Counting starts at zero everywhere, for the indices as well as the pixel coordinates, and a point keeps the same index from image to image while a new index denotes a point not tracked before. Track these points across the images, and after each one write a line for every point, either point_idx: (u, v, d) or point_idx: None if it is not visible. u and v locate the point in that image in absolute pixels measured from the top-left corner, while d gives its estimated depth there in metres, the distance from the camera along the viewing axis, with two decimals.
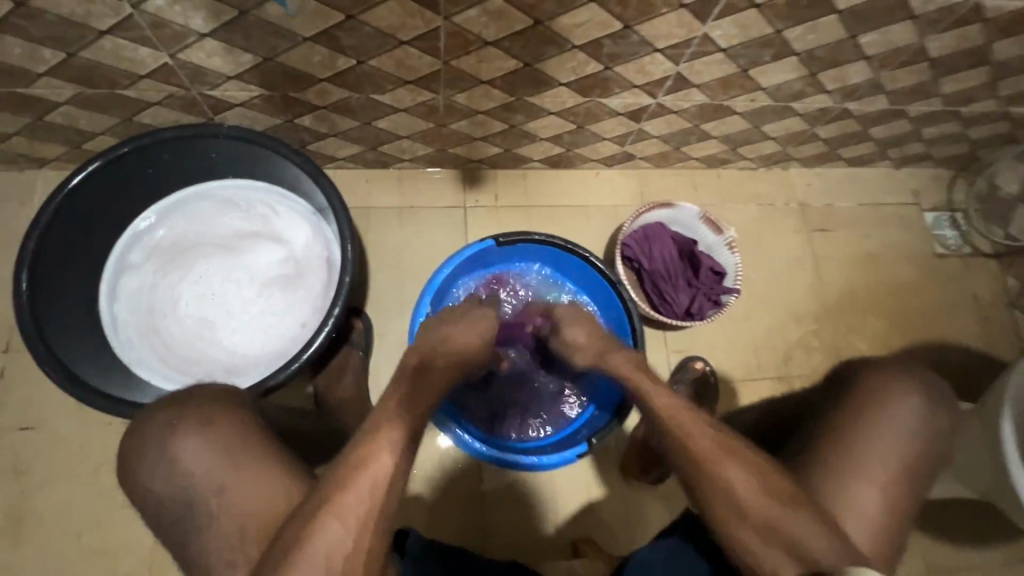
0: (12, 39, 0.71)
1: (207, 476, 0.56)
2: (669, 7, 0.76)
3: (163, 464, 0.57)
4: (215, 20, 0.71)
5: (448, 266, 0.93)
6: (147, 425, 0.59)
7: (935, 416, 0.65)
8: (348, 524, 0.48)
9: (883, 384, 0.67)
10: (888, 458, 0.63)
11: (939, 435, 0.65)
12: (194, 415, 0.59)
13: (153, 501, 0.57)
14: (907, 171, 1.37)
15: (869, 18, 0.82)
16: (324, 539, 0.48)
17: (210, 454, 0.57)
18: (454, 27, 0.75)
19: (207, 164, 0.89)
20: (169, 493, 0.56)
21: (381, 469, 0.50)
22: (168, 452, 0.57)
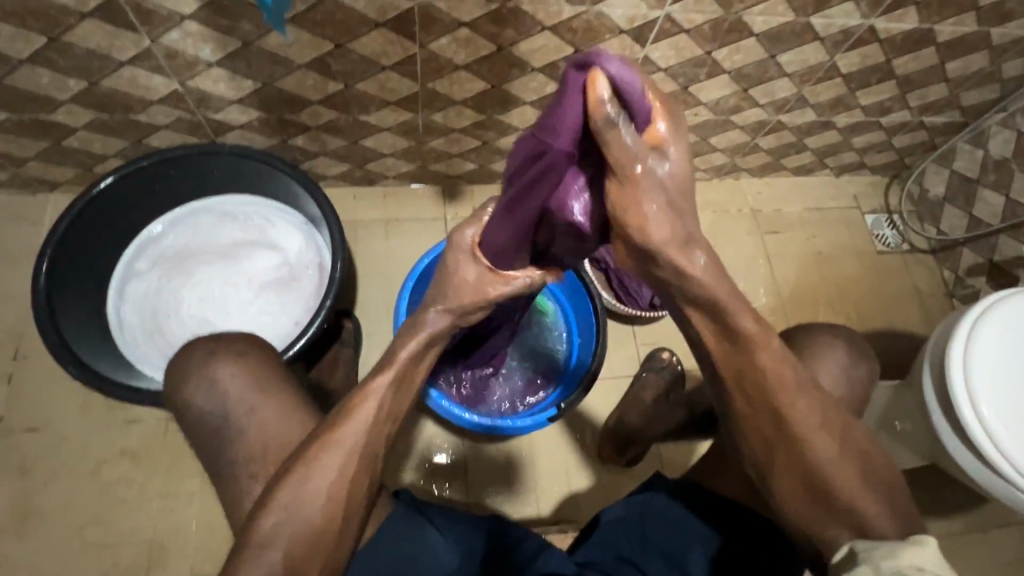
0: (41, 70, 0.82)
1: (240, 397, 0.63)
2: (612, 33, 0.89)
3: (204, 383, 0.64)
4: (222, 51, 0.82)
5: (429, 256, 1.02)
6: (191, 353, 0.66)
7: (859, 368, 0.73)
8: (334, 459, 0.56)
9: (816, 337, 0.75)
10: None
11: (863, 380, 0.73)
12: (234, 347, 0.67)
13: (192, 417, 0.65)
14: (847, 178, 1.51)
15: (783, 40, 0.96)
16: (316, 470, 0.55)
17: (245, 379, 0.64)
18: (429, 53, 0.88)
19: (211, 180, 0.99)
20: (207, 409, 0.64)
21: (366, 414, 0.57)
22: (209, 373, 0.65)
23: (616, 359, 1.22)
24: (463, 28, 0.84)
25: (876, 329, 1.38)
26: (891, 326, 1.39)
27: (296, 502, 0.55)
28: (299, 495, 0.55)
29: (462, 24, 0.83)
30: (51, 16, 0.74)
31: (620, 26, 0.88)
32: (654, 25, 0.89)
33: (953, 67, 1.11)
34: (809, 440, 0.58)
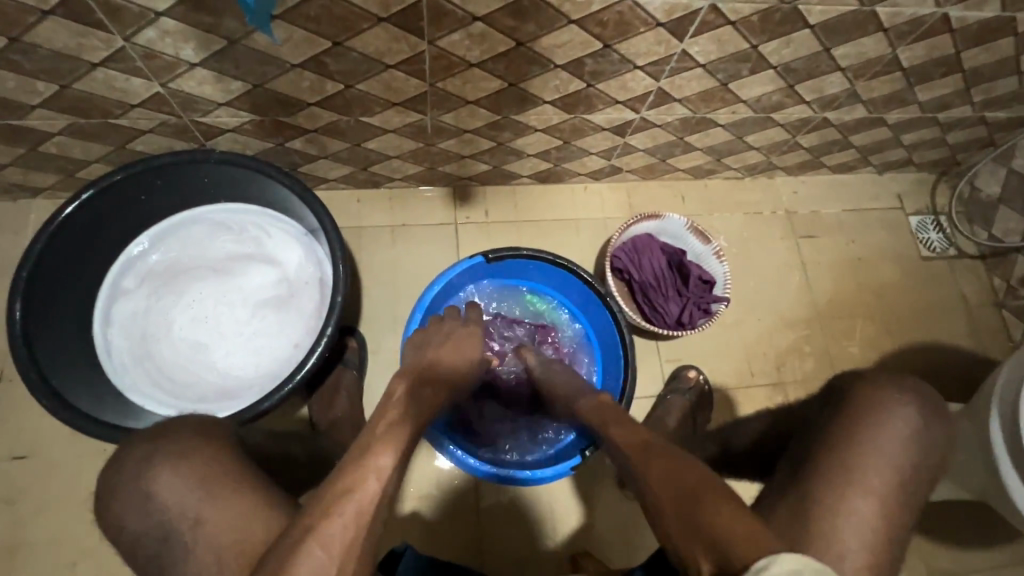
0: (5, 73, 0.73)
1: (178, 510, 0.54)
2: (647, 26, 0.78)
3: (137, 498, 0.55)
4: (205, 50, 0.73)
5: (440, 283, 0.94)
6: (126, 457, 0.57)
7: (928, 425, 0.64)
8: (331, 553, 0.46)
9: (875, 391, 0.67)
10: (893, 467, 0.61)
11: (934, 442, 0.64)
12: (163, 450, 0.57)
13: (132, 532, 0.55)
14: (890, 176, 1.40)
15: (842, 31, 0.84)
16: (307, 566, 0.45)
17: (184, 486, 0.55)
18: (439, 50, 0.77)
19: (200, 189, 0.91)
20: (142, 529, 0.54)
21: (368, 494, 0.50)
22: (141, 489, 0.55)
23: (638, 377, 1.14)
24: (477, 22, 0.73)
25: (918, 342, 1.28)
26: (935, 339, 1.29)
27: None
28: None
29: (476, 18, 0.72)
30: (7, 14, 0.64)
31: (657, 18, 0.77)
32: (696, 16, 0.77)
33: None
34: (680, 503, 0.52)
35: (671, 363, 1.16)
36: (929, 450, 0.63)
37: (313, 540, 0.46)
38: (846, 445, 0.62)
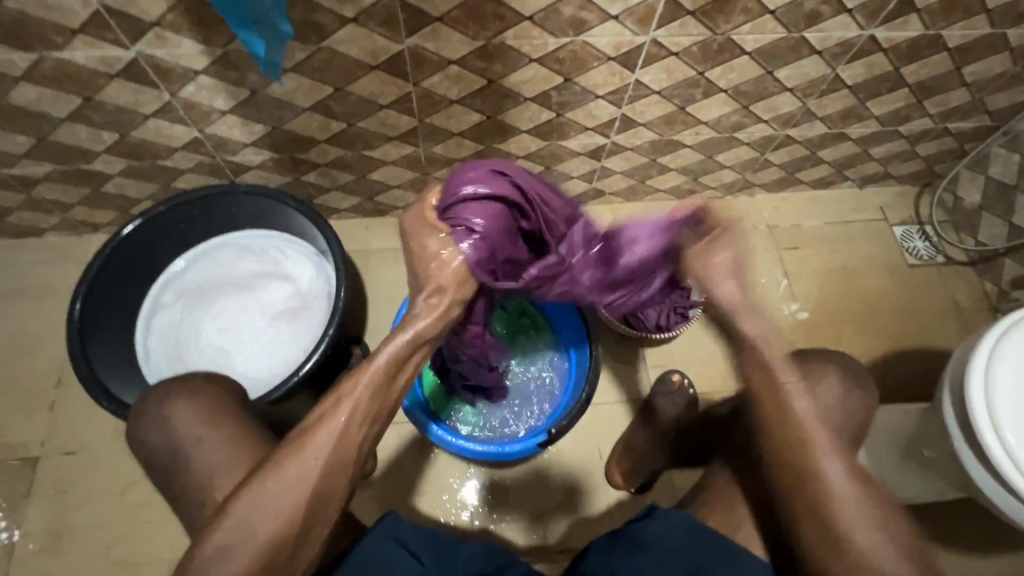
0: (79, 126, 0.91)
1: (187, 430, 0.60)
2: (600, 60, 0.91)
3: (157, 421, 0.61)
4: (233, 99, 0.89)
5: None
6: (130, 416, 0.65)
7: (848, 395, 0.75)
8: (287, 495, 0.53)
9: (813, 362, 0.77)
10: None
11: (856, 409, 0.74)
12: (186, 384, 0.63)
13: (148, 453, 0.61)
14: (872, 190, 1.45)
15: (778, 56, 0.95)
16: (267, 504, 0.53)
17: (198, 412, 0.61)
18: (423, 91, 0.92)
19: (230, 218, 1.06)
20: (157, 446, 0.60)
21: (318, 450, 0.54)
22: (161, 412, 0.61)
23: (626, 381, 1.19)
24: (452, 65, 0.87)
25: (912, 347, 1.30)
26: (926, 343, 1.30)
27: (264, 498, 0.53)
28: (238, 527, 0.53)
29: (451, 62, 0.87)
30: (85, 79, 0.83)
31: (607, 53, 0.90)
32: (642, 49, 0.90)
33: (972, 70, 1.06)
34: (832, 501, 0.60)
35: (657, 368, 1.21)
36: (847, 415, 0.74)
37: (272, 486, 0.53)
38: None
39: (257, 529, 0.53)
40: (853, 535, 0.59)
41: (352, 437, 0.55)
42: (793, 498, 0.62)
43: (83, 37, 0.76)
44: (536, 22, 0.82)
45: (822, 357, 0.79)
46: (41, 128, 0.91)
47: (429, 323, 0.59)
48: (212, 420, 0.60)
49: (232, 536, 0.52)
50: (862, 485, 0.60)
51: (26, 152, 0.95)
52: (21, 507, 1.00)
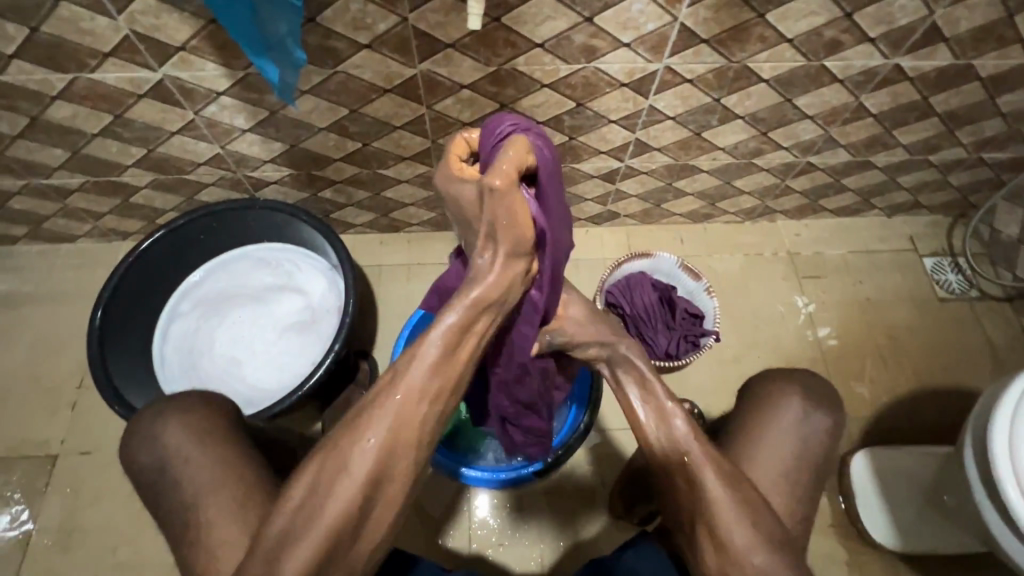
0: (110, 141, 0.96)
1: (179, 447, 0.61)
2: (612, 86, 0.91)
3: (148, 438, 0.63)
4: (253, 119, 0.92)
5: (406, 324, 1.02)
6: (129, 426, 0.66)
7: (808, 421, 0.69)
8: (383, 439, 0.50)
9: (768, 387, 0.73)
10: (777, 465, 0.67)
11: (818, 436, 0.69)
12: (181, 403, 0.66)
13: (138, 471, 0.63)
14: (901, 219, 1.39)
15: (797, 83, 0.92)
16: (360, 454, 0.49)
17: (188, 432, 0.63)
18: (436, 113, 0.93)
19: (248, 231, 1.10)
20: (147, 463, 0.62)
21: (408, 395, 0.51)
22: (155, 428, 0.63)
23: None
24: (464, 90, 0.88)
25: (940, 386, 1.23)
26: (956, 383, 1.24)
27: (351, 470, 0.49)
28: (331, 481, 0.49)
29: (463, 86, 0.88)
30: (115, 99, 0.87)
31: (619, 79, 0.89)
32: (655, 76, 0.89)
33: (1007, 100, 1.01)
34: (722, 518, 0.58)
35: None
36: (809, 445, 0.68)
37: (367, 433, 0.50)
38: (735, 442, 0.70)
39: (352, 477, 0.49)
40: (748, 553, 0.57)
41: (443, 378, 0.53)
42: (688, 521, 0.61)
43: (114, 60, 0.80)
44: (548, 49, 0.82)
45: (787, 381, 0.73)
46: (75, 143, 0.96)
47: (489, 282, 0.53)
48: (202, 440, 0.62)
49: (325, 512, 0.49)
50: (740, 496, 0.59)
51: (62, 164, 1.01)
52: (37, 505, 1.03)
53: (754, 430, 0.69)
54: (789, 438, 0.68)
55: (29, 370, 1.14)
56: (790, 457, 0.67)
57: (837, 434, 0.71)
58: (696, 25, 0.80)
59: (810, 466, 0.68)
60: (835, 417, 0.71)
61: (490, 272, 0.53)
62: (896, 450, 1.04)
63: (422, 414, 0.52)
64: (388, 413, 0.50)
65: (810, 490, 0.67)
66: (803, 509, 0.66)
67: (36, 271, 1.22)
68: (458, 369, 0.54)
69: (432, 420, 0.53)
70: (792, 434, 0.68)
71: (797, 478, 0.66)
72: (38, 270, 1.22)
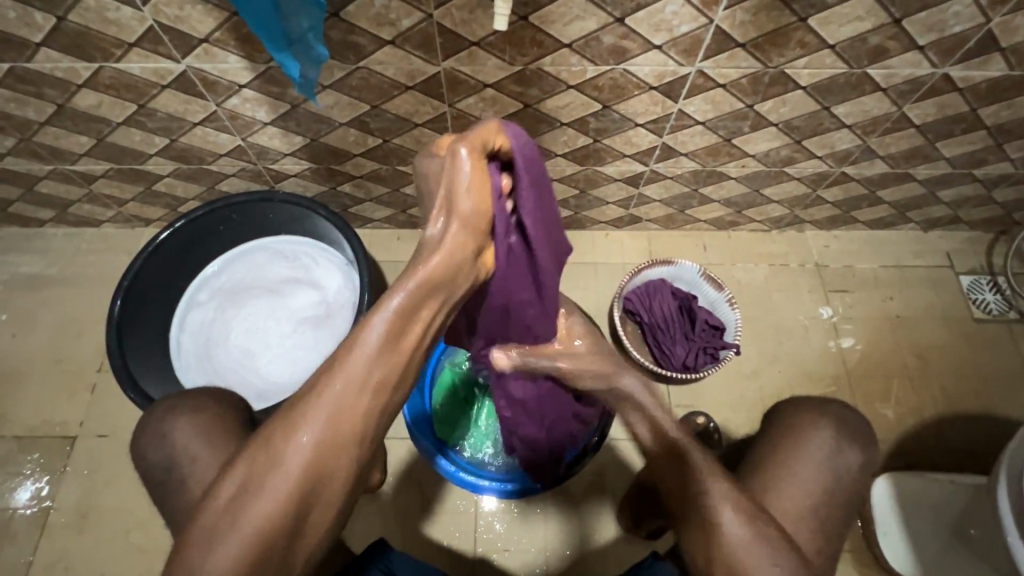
0: (134, 130, 0.96)
1: (187, 446, 0.61)
2: (641, 89, 0.87)
3: (158, 436, 0.64)
4: (275, 112, 0.92)
5: None
6: (140, 421, 0.66)
7: (842, 453, 0.68)
8: (318, 436, 0.45)
9: (799, 417, 0.72)
10: (808, 495, 0.65)
11: (849, 471, 0.67)
12: (192, 401, 0.66)
13: (146, 467, 0.63)
14: (939, 234, 1.33)
15: (837, 91, 0.88)
16: (293, 455, 0.45)
17: (197, 432, 0.62)
18: (458, 112, 0.92)
19: (266, 223, 1.09)
20: (155, 461, 0.63)
21: (344, 388, 0.46)
22: (166, 425, 0.64)
23: None
24: (488, 88, 0.86)
25: (971, 411, 1.18)
26: (987, 409, 1.18)
27: (284, 472, 0.45)
28: (264, 487, 0.45)
29: (487, 85, 0.86)
30: (139, 89, 0.87)
31: (648, 82, 0.86)
32: (686, 80, 0.86)
33: None
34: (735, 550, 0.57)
35: (681, 408, 1.16)
36: (841, 478, 0.67)
37: (299, 430, 0.45)
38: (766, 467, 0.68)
39: (283, 480, 0.45)
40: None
41: (389, 367, 0.47)
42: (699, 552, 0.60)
43: (139, 50, 0.80)
44: (575, 49, 0.79)
45: (817, 411, 0.72)
46: (100, 130, 0.96)
47: (438, 263, 0.48)
48: (212, 440, 0.62)
49: (254, 519, 0.45)
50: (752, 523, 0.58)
51: (88, 151, 1.02)
52: (54, 485, 1.06)
53: (789, 459, 0.67)
54: (821, 469, 0.67)
55: (51, 351, 1.17)
56: (821, 489, 0.66)
57: (867, 469, 0.69)
58: (732, 28, 0.76)
59: (841, 501, 0.66)
60: (867, 453, 0.69)
61: (441, 243, 0.49)
62: (923, 478, 0.99)
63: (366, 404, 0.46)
64: (325, 407, 0.45)
65: (832, 520, 0.65)
66: (823, 540, 0.64)
67: (61, 254, 1.24)
68: (406, 356, 0.48)
69: (374, 415, 0.47)
70: (823, 468, 0.66)
71: (828, 513, 0.65)
72: (63, 253, 1.24)
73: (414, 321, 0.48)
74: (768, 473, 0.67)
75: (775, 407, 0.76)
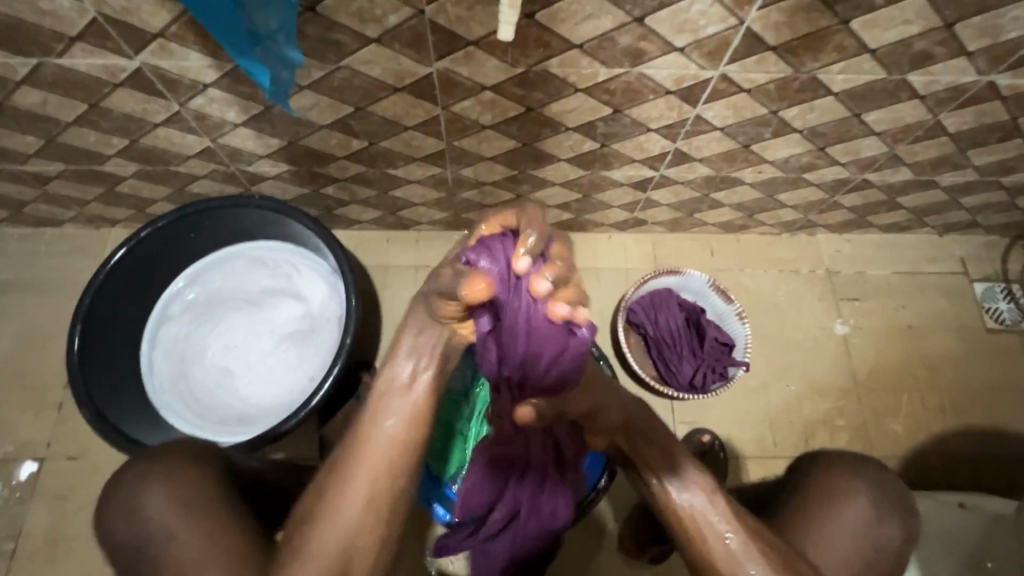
0: (87, 130, 0.86)
1: (160, 518, 0.55)
2: (657, 93, 0.79)
3: (127, 505, 0.57)
4: (246, 113, 0.82)
5: None
6: (108, 488, 0.59)
7: (880, 522, 0.64)
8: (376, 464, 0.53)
9: (836, 479, 0.66)
10: (841, 565, 0.62)
11: (890, 542, 0.63)
12: (166, 461, 0.59)
13: (114, 542, 0.57)
14: (954, 238, 1.28)
15: (870, 97, 0.80)
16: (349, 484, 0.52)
17: (174, 502, 0.56)
18: (453, 114, 0.82)
19: (242, 229, 1.00)
20: (126, 533, 0.56)
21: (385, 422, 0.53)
22: (135, 493, 0.57)
23: None
24: (486, 91, 0.77)
25: (979, 425, 1.15)
26: (996, 423, 1.15)
27: (337, 507, 0.52)
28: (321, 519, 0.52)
29: (485, 87, 0.76)
30: (88, 86, 0.76)
31: (665, 86, 0.77)
32: (708, 84, 0.77)
33: None
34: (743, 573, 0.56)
35: (685, 424, 1.12)
36: (878, 548, 0.63)
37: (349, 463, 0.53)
38: (799, 533, 0.63)
39: (333, 518, 0.51)
40: None
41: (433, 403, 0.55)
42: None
43: (82, 45, 0.69)
44: (586, 50, 0.70)
45: (853, 470, 0.67)
46: (49, 131, 0.85)
47: None
48: (191, 510, 0.55)
49: (309, 555, 0.51)
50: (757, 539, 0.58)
51: (37, 151, 0.91)
52: (21, 513, 0.99)
53: (824, 529, 0.63)
54: (854, 540, 0.63)
55: (12, 365, 1.08)
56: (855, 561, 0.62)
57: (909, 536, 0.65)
58: (764, 30, 0.68)
59: (877, 569, 0.63)
60: (906, 523, 0.65)
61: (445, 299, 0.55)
62: (934, 500, 0.97)
63: (386, 484, 0.52)
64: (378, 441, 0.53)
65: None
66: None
67: (18, 257, 1.14)
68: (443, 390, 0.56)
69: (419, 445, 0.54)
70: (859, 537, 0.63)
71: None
72: (21, 256, 1.14)
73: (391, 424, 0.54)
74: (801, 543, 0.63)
75: (803, 459, 0.71)
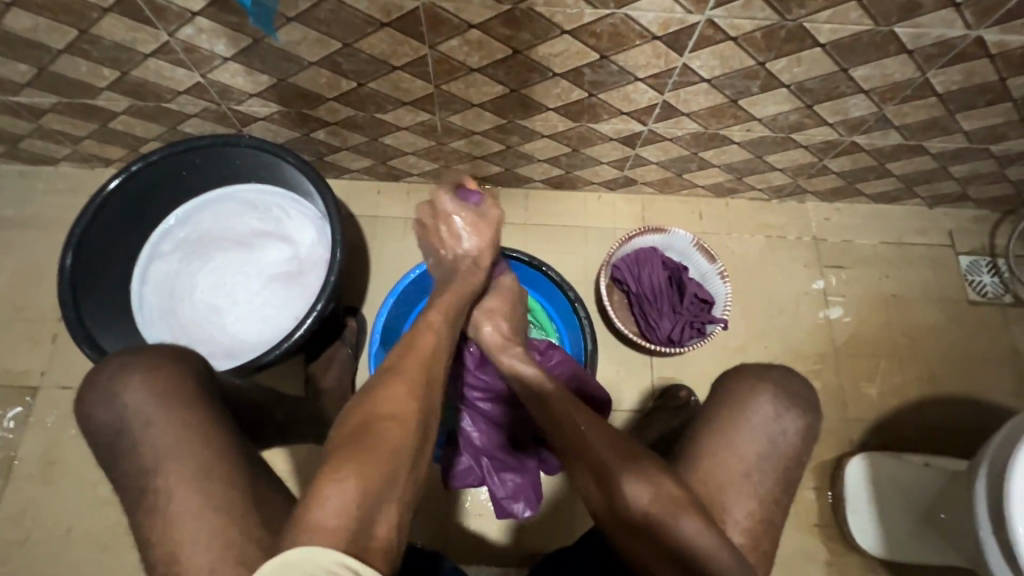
0: (78, 59, 0.86)
1: (136, 411, 0.58)
2: (643, 39, 0.79)
3: (106, 397, 0.59)
4: (235, 46, 0.82)
5: (394, 296, 1.00)
6: (87, 385, 0.61)
7: (779, 420, 0.65)
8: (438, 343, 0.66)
9: (739, 386, 0.68)
10: (738, 463, 0.63)
11: (786, 437, 0.65)
12: (145, 359, 0.61)
13: (93, 432, 0.59)
14: (944, 210, 1.28)
15: (857, 50, 0.80)
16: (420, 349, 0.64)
17: (151, 395, 0.59)
18: (440, 55, 0.83)
19: (233, 169, 1.01)
20: (104, 424, 0.59)
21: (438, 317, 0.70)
22: (114, 387, 0.59)
23: (627, 388, 1.13)
24: (473, 30, 0.77)
25: (952, 393, 1.17)
26: (971, 392, 1.17)
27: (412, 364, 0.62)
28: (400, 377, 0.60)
29: (472, 26, 0.77)
30: (78, 11, 0.77)
31: (652, 31, 0.77)
32: (694, 30, 0.77)
33: None
34: (667, 528, 0.57)
35: (663, 380, 1.14)
36: (777, 447, 0.65)
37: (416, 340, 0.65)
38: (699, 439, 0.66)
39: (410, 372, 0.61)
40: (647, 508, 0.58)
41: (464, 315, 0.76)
42: (621, 528, 0.60)
43: None
44: None
45: (754, 376, 0.69)
46: (40, 59, 0.86)
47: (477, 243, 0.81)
48: (167, 403, 0.58)
49: (394, 401, 0.57)
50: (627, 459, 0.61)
51: (30, 81, 0.92)
52: (17, 435, 1.03)
53: (723, 430, 0.65)
54: (753, 439, 0.64)
55: (9, 296, 1.11)
56: (754, 458, 0.64)
57: (810, 435, 0.67)
58: None
59: (786, 468, 0.64)
60: (803, 418, 0.66)
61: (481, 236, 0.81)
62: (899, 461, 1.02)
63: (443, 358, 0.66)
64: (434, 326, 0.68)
65: (765, 486, 0.63)
66: (758, 506, 0.62)
67: (15, 194, 1.16)
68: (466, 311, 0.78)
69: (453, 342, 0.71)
70: (759, 437, 0.64)
71: (764, 479, 0.63)
72: (17, 193, 1.16)
73: (439, 336, 0.68)
74: (701, 443, 0.65)
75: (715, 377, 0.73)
